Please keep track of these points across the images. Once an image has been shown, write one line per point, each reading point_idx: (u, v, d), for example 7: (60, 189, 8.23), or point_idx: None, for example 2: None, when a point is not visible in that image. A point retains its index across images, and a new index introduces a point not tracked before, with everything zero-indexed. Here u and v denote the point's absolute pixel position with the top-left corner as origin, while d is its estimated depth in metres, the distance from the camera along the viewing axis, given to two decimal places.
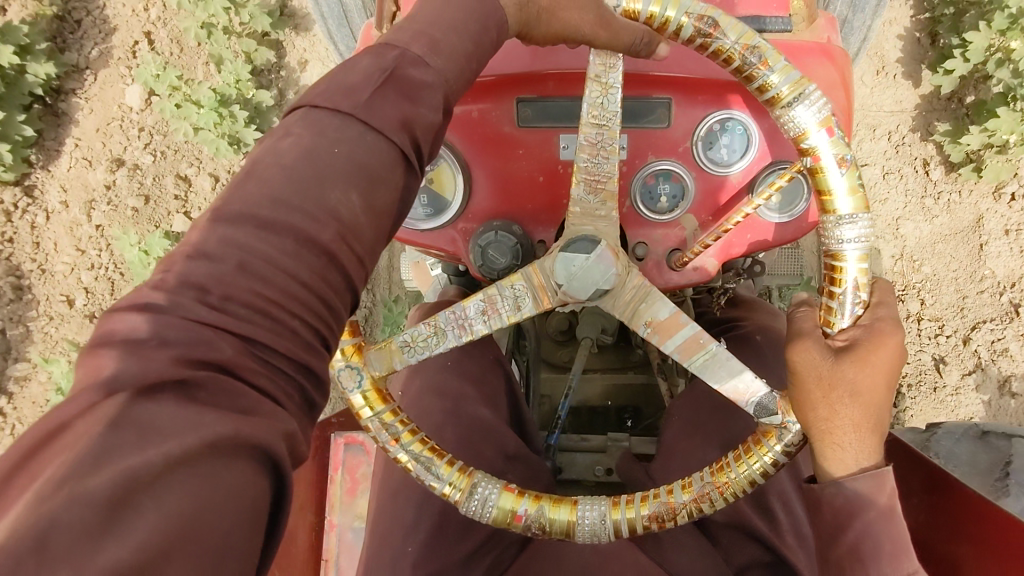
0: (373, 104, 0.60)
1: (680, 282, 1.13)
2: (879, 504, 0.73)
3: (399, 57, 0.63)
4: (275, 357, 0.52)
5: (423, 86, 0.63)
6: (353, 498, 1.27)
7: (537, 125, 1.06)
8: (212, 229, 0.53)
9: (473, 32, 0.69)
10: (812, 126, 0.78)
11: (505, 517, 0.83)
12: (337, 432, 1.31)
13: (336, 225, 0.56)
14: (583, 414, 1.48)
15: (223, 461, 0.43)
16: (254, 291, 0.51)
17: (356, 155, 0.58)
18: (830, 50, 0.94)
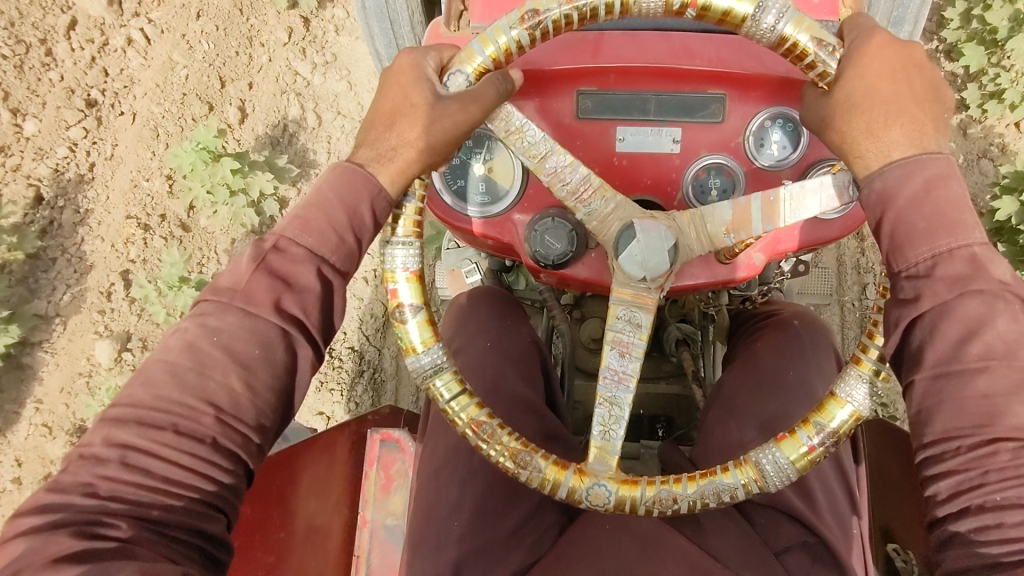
0: (252, 289, 0.75)
1: (728, 278, 0.98)
2: (914, 183, 0.73)
3: (275, 243, 0.77)
4: (166, 527, 0.66)
5: (295, 270, 0.77)
6: (387, 495, 1.32)
7: (597, 119, 0.92)
8: (96, 429, 0.69)
9: (347, 202, 0.79)
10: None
11: (804, 460, 0.80)
12: (371, 429, 1.37)
13: (215, 411, 0.71)
14: None
15: None
16: (138, 483, 0.66)
17: (233, 346, 0.73)
18: None
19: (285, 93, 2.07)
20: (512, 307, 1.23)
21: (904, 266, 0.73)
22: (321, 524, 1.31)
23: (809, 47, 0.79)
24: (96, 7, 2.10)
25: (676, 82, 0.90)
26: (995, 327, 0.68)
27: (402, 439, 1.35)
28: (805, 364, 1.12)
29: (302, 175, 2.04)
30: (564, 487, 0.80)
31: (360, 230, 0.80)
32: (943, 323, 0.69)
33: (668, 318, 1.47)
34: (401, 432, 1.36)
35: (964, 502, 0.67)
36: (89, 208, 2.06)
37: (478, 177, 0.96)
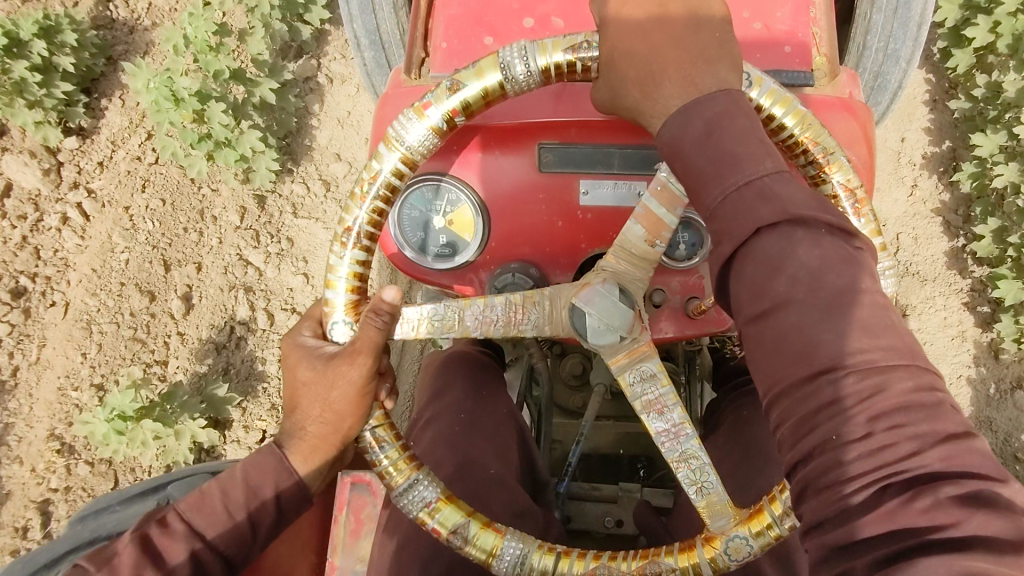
0: (120, 563, 0.71)
1: (696, 333, 0.93)
2: (697, 126, 0.72)
3: (164, 523, 0.74)
4: None
5: (172, 551, 0.72)
6: (355, 540, 1.29)
7: (558, 172, 0.90)
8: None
9: (247, 484, 0.76)
10: (423, 120, 0.82)
11: None
12: (342, 471, 1.32)
13: None
14: (593, 460, 1.48)
15: None
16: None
17: None
18: (852, 105, 0.88)
19: (234, 289, 1.96)
20: (489, 376, 1.20)
21: (706, 214, 0.70)
22: (285, 568, 1.23)
23: (567, 58, 0.79)
24: (31, 179, 2.05)
25: (639, 135, 0.88)
26: (797, 259, 0.64)
27: (373, 481, 1.31)
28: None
29: (245, 397, 1.88)
30: (703, 559, 0.74)
31: (256, 517, 0.76)
32: (743, 265, 0.66)
33: None
34: (372, 474, 1.31)
35: (803, 448, 0.60)
36: (9, 420, 1.89)
37: (439, 230, 0.91)
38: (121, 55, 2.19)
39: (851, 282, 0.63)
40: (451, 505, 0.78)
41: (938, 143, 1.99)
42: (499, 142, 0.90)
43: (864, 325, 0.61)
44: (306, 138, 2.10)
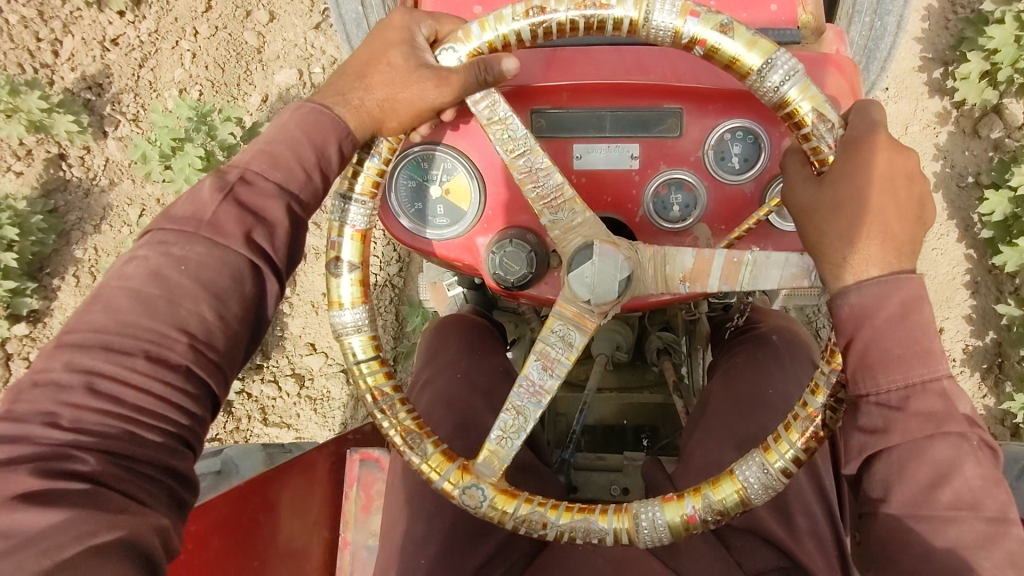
0: (217, 218, 0.71)
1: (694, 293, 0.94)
2: (893, 304, 0.67)
3: (237, 177, 0.74)
4: (138, 464, 0.60)
5: (263, 199, 0.74)
6: (367, 515, 1.30)
7: (552, 137, 0.91)
8: (56, 355, 0.62)
9: (315, 139, 0.78)
10: (677, 21, 0.76)
11: (680, 525, 0.77)
12: (352, 449, 1.35)
13: (187, 339, 0.67)
14: (598, 432, 1.47)
15: (96, 562, 0.50)
16: (106, 411, 0.61)
17: (202, 275, 0.69)
18: (839, 61, 0.89)
19: None
20: (488, 341, 1.22)
21: (874, 390, 0.67)
22: (300, 545, 1.25)
23: (809, 115, 0.75)
24: None
25: (627, 97, 0.89)
26: (963, 474, 0.64)
27: (383, 458, 1.32)
28: (785, 381, 1.07)
29: None
30: (444, 480, 0.80)
31: (326, 173, 0.79)
32: (910, 464, 0.65)
33: (651, 326, 1.45)
34: (381, 451, 1.32)
35: None
36: None
37: (435, 200, 0.93)
38: (74, 224, 2.12)
39: (1003, 513, 0.64)
40: (360, 245, 0.84)
41: (981, 335, 1.92)
42: None
43: (1014, 562, 0.62)
44: (277, 327, 1.98)
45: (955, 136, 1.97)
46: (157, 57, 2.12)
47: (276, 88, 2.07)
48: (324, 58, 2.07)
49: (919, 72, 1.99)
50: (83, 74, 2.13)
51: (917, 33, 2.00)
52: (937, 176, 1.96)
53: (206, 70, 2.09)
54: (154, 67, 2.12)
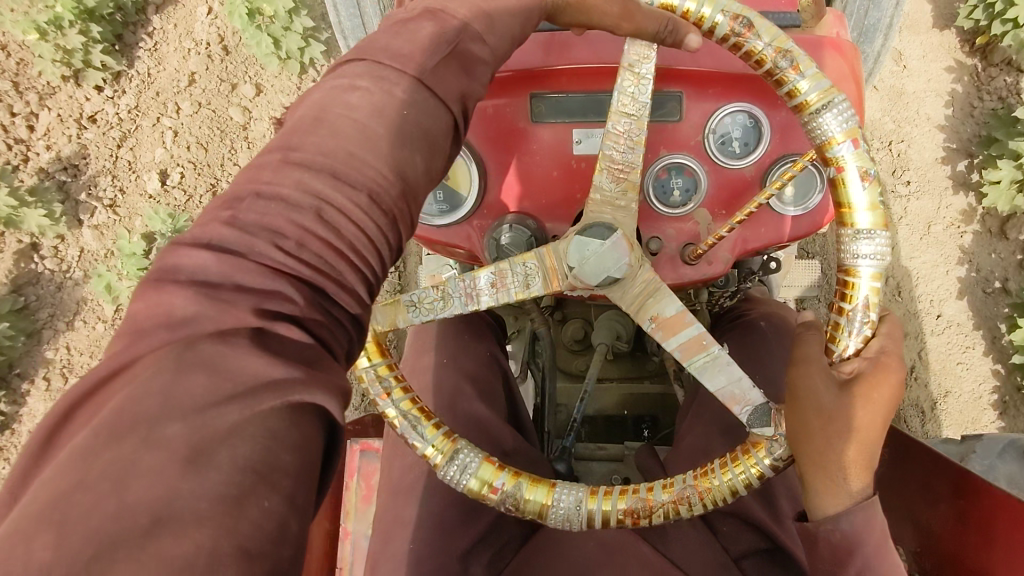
0: (439, 73, 0.54)
1: (694, 279, 0.93)
2: (874, 537, 0.64)
3: (460, 32, 0.57)
4: (336, 309, 0.46)
5: (478, 63, 0.58)
6: (367, 506, 1.30)
7: (552, 122, 0.91)
8: (284, 169, 0.46)
9: (520, 18, 0.65)
10: (839, 135, 0.71)
11: (480, 488, 0.77)
12: (353, 439, 1.35)
13: (402, 186, 0.50)
14: (599, 423, 1.48)
15: (289, 416, 0.39)
16: (328, 247, 0.46)
17: (423, 124, 0.52)
18: (840, 44, 0.89)
19: None
20: (476, 326, 1.21)
21: None
22: None
23: (867, 301, 0.70)
24: None
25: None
26: None
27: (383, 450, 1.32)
28: (772, 364, 1.04)
29: None
30: None
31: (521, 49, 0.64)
32: None
33: None
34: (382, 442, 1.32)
35: None
36: None
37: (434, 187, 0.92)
38: (46, 322, 2.16)
39: None
40: None
41: None
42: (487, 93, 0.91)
43: None
44: None
45: (980, 236, 1.99)
46: (136, 134, 2.21)
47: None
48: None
49: (942, 164, 2.01)
50: (59, 155, 2.21)
51: (941, 121, 2.03)
52: (962, 281, 1.96)
53: (188, 151, 2.17)
54: (133, 146, 2.21)
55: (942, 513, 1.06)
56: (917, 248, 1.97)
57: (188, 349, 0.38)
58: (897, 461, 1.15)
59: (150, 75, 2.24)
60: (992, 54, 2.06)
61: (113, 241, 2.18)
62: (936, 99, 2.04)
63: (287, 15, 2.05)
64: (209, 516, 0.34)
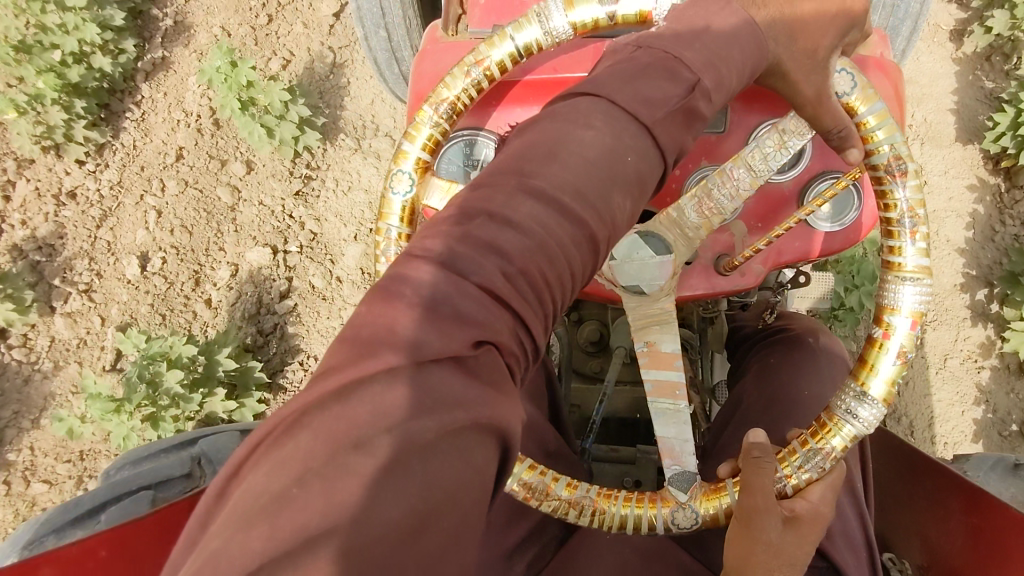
0: (660, 126, 0.63)
1: (726, 290, 0.93)
2: None
3: (690, 87, 0.66)
4: (534, 334, 0.53)
5: (699, 119, 0.67)
6: None
7: None
8: (517, 196, 0.55)
9: (738, 63, 0.71)
10: (907, 308, 0.79)
11: None
12: None
13: (602, 226, 0.57)
14: (613, 425, 1.50)
15: (468, 444, 0.45)
16: (542, 277, 0.53)
17: (641, 168, 0.61)
18: (885, 64, 0.91)
19: None
20: None
21: None
22: None
23: (835, 450, 0.78)
24: None
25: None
26: None
27: None
28: (821, 383, 1.06)
29: None
30: (412, 152, 0.85)
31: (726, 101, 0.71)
32: None
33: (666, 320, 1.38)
34: None
35: None
36: None
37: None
38: (9, 420, 2.07)
39: None
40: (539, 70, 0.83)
41: None
42: (534, 96, 0.90)
43: None
44: None
45: (999, 373, 1.96)
46: (117, 214, 2.19)
47: (246, 266, 2.10)
48: (303, 233, 2.12)
49: (961, 291, 2.02)
50: (34, 233, 2.18)
51: (961, 244, 2.04)
52: (978, 422, 1.93)
53: (171, 235, 2.13)
54: (113, 226, 2.18)
55: (954, 530, 1.07)
56: (933, 385, 1.95)
57: (400, 367, 0.46)
58: (908, 478, 1.19)
59: (135, 148, 2.24)
60: (1017, 176, 2.05)
61: (85, 330, 2.11)
62: (956, 220, 2.05)
63: (283, 105, 2.02)
64: (398, 525, 0.42)
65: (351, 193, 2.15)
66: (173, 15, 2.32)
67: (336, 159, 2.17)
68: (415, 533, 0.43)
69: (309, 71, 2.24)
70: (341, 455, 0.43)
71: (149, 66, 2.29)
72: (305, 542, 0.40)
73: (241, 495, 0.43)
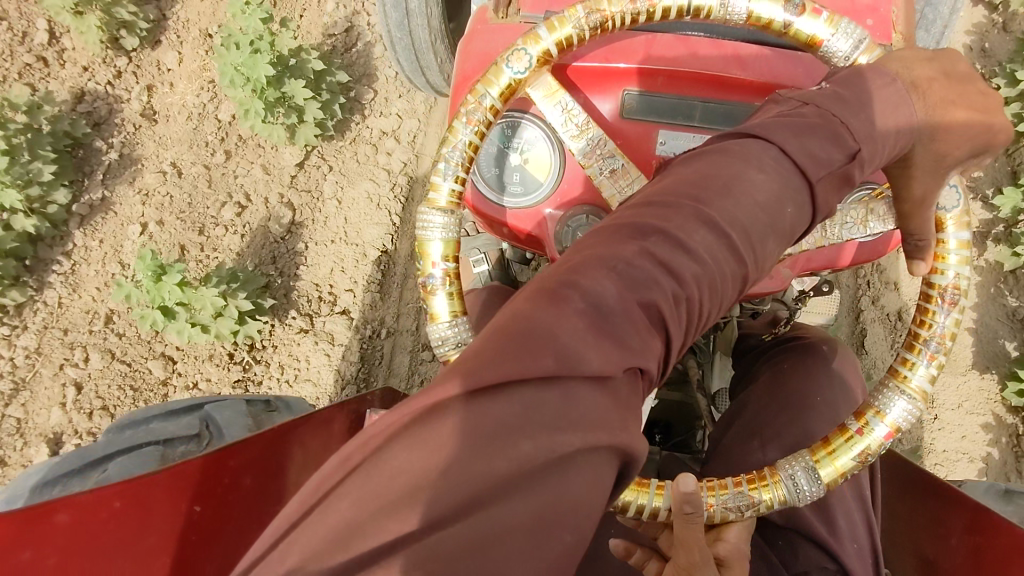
0: (820, 186, 0.62)
1: (755, 291, 0.95)
2: None
3: (859, 154, 0.65)
4: (670, 364, 0.55)
5: (850, 184, 0.65)
6: None
7: (642, 120, 0.91)
8: (690, 223, 0.56)
9: (894, 123, 0.69)
10: (883, 418, 0.79)
11: (422, 249, 0.84)
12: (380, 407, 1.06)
13: (749, 273, 0.59)
14: None
15: (598, 465, 0.47)
16: (695, 310, 0.55)
17: (793, 223, 0.62)
18: None
19: None
20: None
21: None
22: None
23: (763, 501, 0.78)
24: None
25: (724, 90, 0.90)
26: None
27: None
28: (831, 389, 1.08)
29: None
30: (547, 36, 0.81)
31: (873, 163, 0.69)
32: None
33: None
34: None
35: None
36: None
37: (513, 168, 0.93)
38: None
39: None
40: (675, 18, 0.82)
41: None
42: (581, 83, 0.91)
43: None
44: None
45: None
46: (32, 385, 1.80)
47: None
48: None
49: None
50: None
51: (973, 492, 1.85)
52: None
53: (89, 418, 1.76)
54: (25, 402, 1.78)
55: (953, 548, 1.08)
56: None
57: (574, 382, 0.47)
58: (909, 495, 1.21)
59: (60, 306, 1.88)
60: None
61: None
62: (968, 465, 1.85)
63: (217, 308, 1.71)
64: (515, 524, 0.44)
65: (296, 383, 1.82)
66: (119, 147, 2.00)
67: (283, 340, 1.85)
68: (531, 530, 0.44)
69: (262, 230, 1.93)
70: (480, 455, 0.44)
71: (84, 209, 1.95)
72: (432, 526, 0.43)
73: (373, 469, 0.45)
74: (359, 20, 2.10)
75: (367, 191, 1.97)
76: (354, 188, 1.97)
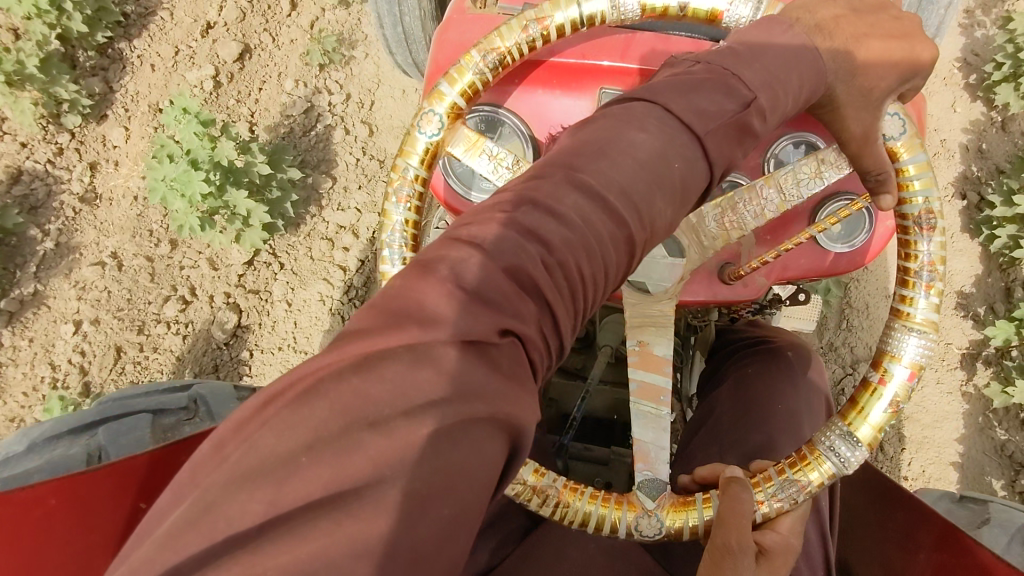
0: (712, 137, 0.60)
1: (730, 298, 0.92)
2: None
3: (753, 101, 0.63)
4: (557, 334, 0.52)
5: (752, 134, 0.63)
6: None
7: None
8: (563, 187, 0.54)
9: (797, 75, 0.68)
10: (905, 358, 0.77)
11: None
12: None
13: (641, 230, 0.56)
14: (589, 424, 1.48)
15: (481, 435, 0.44)
16: (575, 274, 0.52)
17: (687, 178, 0.59)
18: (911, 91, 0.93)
19: None
20: None
21: None
22: None
23: (813, 482, 0.76)
24: None
25: None
26: None
27: None
28: (796, 397, 1.06)
29: None
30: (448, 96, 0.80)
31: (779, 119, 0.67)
32: None
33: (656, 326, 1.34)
34: None
35: None
36: None
37: None
38: None
39: None
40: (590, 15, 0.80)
41: None
42: (557, 79, 0.88)
43: None
44: None
45: None
46: None
47: None
48: None
49: None
50: None
51: None
52: None
53: None
54: None
55: (921, 564, 1.07)
56: None
57: (430, 344, 0.45)
58: (881, 510, 1.19)
59: None
60: None
61: None
62: None
63: None
64: (402, 503, 0.41)
65: None
66: (55, 236, 1.90)
67: None
68: (417, 512, 0.41)
69: (204, 337, 1.83)
70: (355, 428, 0.41)
71: (13, 305, 1.84)
72: (308, 509, 0.39)
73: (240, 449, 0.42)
74: (319, 99, 1.99)
75: (318, 293, 1.86)
76: (305, 289, 1.87)
